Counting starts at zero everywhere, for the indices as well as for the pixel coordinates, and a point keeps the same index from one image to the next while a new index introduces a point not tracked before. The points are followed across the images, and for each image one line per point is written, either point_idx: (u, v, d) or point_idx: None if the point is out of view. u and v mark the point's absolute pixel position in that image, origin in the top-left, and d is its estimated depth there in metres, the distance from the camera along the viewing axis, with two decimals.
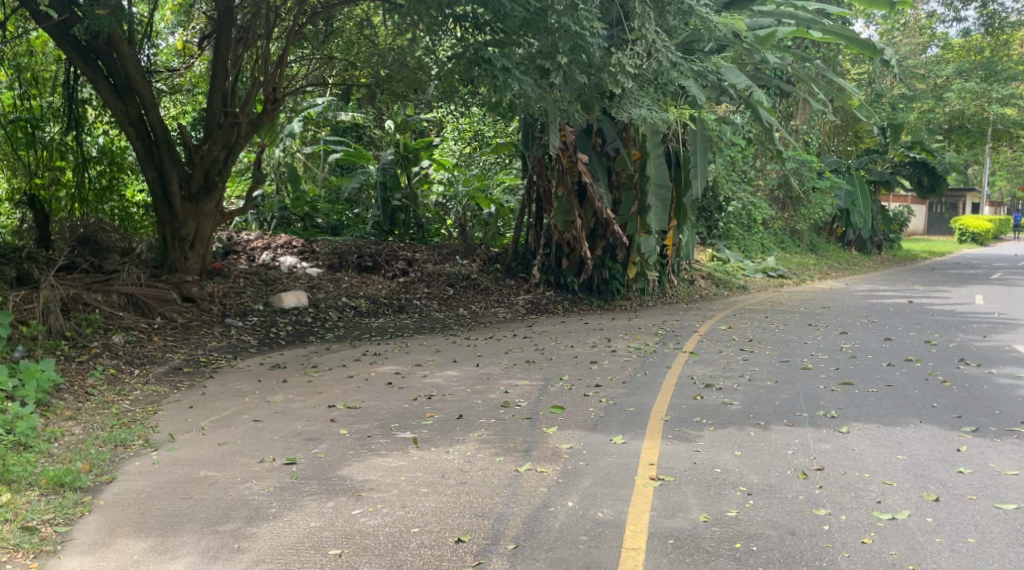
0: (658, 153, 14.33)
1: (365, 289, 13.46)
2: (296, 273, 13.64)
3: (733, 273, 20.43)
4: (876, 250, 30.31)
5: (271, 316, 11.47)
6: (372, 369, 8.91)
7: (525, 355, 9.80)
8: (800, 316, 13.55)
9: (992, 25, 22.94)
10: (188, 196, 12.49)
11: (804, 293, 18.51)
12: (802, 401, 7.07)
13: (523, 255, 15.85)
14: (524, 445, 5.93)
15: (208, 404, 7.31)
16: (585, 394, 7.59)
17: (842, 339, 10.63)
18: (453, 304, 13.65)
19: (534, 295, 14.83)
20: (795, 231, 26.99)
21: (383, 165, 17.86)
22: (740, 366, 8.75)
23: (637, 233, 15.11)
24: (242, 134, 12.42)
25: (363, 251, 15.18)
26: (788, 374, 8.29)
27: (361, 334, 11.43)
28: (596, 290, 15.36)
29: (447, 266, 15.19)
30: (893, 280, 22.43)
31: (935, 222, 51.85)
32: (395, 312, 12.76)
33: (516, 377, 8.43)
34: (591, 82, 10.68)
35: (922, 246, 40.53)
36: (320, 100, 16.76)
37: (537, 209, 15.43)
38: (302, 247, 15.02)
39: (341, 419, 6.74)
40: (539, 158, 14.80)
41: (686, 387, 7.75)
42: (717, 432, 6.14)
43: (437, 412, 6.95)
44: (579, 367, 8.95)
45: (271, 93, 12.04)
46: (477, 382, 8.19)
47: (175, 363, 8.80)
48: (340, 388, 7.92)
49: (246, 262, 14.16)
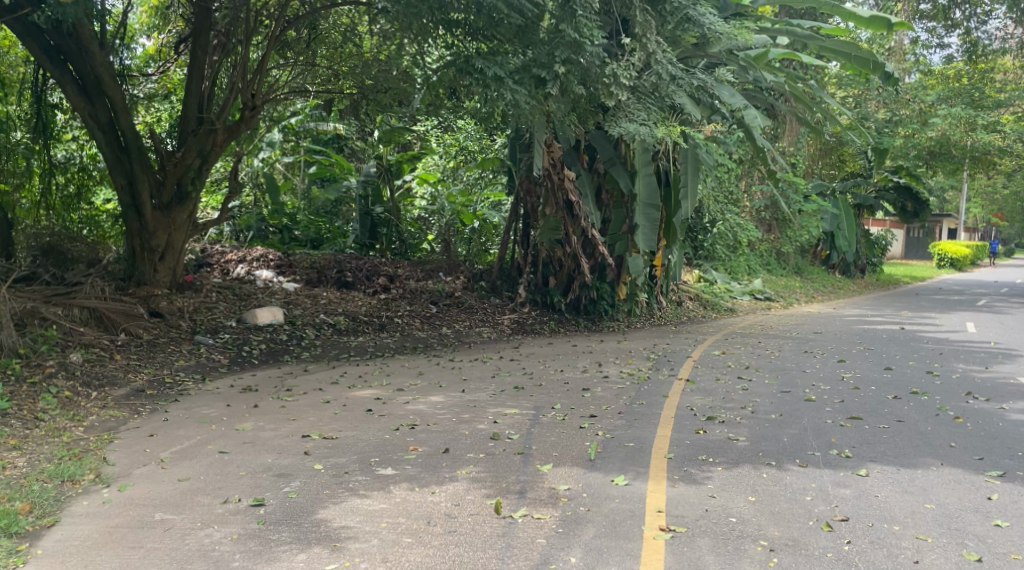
0: (648, 173, 14.04)
1: (344, 305, 12.88)
2: (273, 287, 13.06)
3: (721, 295, 20.07)
4: (860, 274, 30.16)
5: (244, 333, 10.87)
6: (351, 394, 8.35)
7: (513, 380, 9.28)
8: (794, 342, 13.13)
9: (975, 53, 22.82)
10: (159, 206, 11.87)
11: (793, 317, 18.14)
12: (812, 438, 6.60)
13: (509, 273, 15.33)
14: (518, 485, 5.41)
15: (170, 432, 6.75)
16: (580, 425, 7.07)
17: (842, 368, 10.19)
18: (436, 323, 13.11)
19: (520, 315, 14.31)
20: (781, 254, 26.74)
21: (365, 176, 17.41)
22: (740, 397, 8.28)
23: (627, 252, 14.71)
24: (218, 142, 11.85)
25: (343, 265, 14.60)
26: (793, 406, 7.82)
27: (338, 354, 10.85)
28: (583, 310, 14.87)
29: (430, 284, 14.67)
30: (880, 305, 22.16)
31: (913, 247, 52.01)
32: (375, 331, 12.19)
33: (505, 404, 7.90)
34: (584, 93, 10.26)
35: (903, 270, 40.55)
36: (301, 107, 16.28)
37: (524, 226, 14.93)
38: (279, 261, 14.43)
39: (317, 451, 6.19)
40: (527, 174, 14.33)
41: (687, 419, 7.26)
42: (726, 472, 5.65)
43: (421, 444, 6.42)
44: (571, 395, 8.44)
45: (250, 100, 11.47)
46: (464, 410, 7.66)
47: (137, 384, 8.21)
48: (316, 415, 7.36)
49: (219, 275, 13.56)
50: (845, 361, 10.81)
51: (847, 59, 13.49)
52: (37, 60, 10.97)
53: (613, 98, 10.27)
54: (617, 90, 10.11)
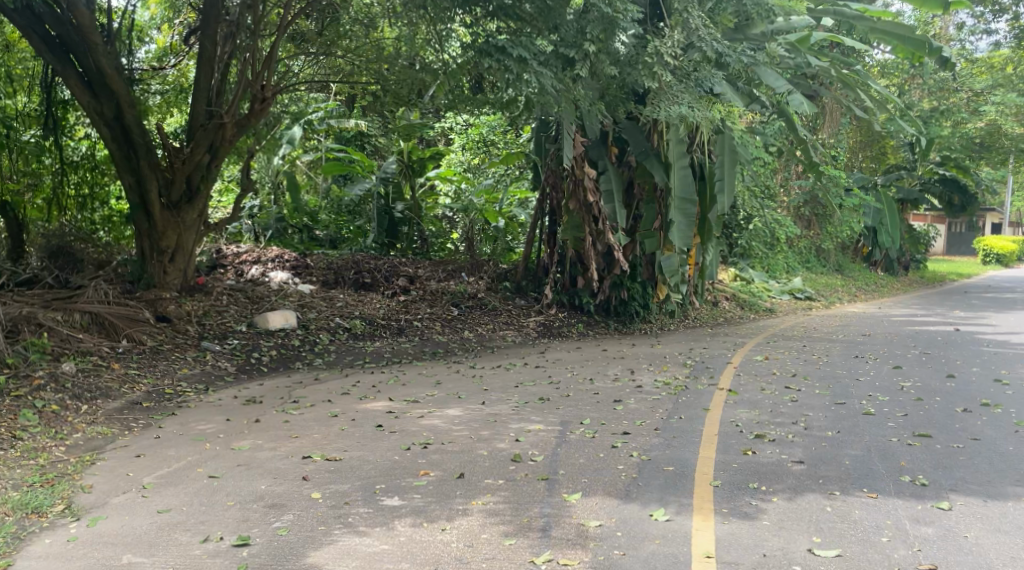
0: (683, 165, 13.21)
1: (362, 308, 12.25)
2: (287, 290, 12.45)
3: (759, 294, 19.26)
4: (902, 270, 29.20)
5: (255, 339, 10.26)
6: (362, 407, 7.69)
7: (537, 390, 8.56)
8: (842, 346, 12.28)
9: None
10: (168, 205, 11.32)
11: (838, 317, 17.24)
12: (878, 461, 5.85)
13: (535, 274, 14.62)
14: (542, 521, 4.70)
15: (159, 452, 6.10)
16: (611, 445, 6.36)
17: (899, 378, 9.38)
18: (458, 326, 12.42)
19: (546, 317, 13.57)
20: (820, 250, 25.77)
21: (382, 174, 16.82)
22: (790, 411, 7.51)
23: (660, 251, 13.96)
24: (227, 137, 11.24)
25: (361, 266, 13.96)
26: (851, 423, 7.07)
27: (353, 362, 10.22)
28: (614, 312, 14.12)
29: (451, 284, 13.97)
30: (928, 304, 21.14)
31: (955, 243, 50.55)
32: (393, 335, 11.54)
33: (529, 419, 7.19)
34: (618, 77, 9.59)
35: (948, 266, 39.30)
36: (324, 104, 15.80)
37: (549, 223, 14.19)
38: (295, 261, 13.85)
39: (316, 476, 5.52)
40: (553, 167, 13.61)
41: (732, 438, 6.51)
42: (783, 504, 4.90)
43: (434, 467, 5.73)
44: (601, 408, 7.71)
45: (260, 92, 10.85)
46: (482, 426, 6.96)
47: (133, 396, 7.58)
48: (321, 432, 6.69)
49: (233, 277, 13.02)
50: (900, 370, 10.00)
51: (901, 42, 12.52)
52: (38, 55, 10.43)
53: (656, 80, 9.51)
54: (660, 70, 9.37)
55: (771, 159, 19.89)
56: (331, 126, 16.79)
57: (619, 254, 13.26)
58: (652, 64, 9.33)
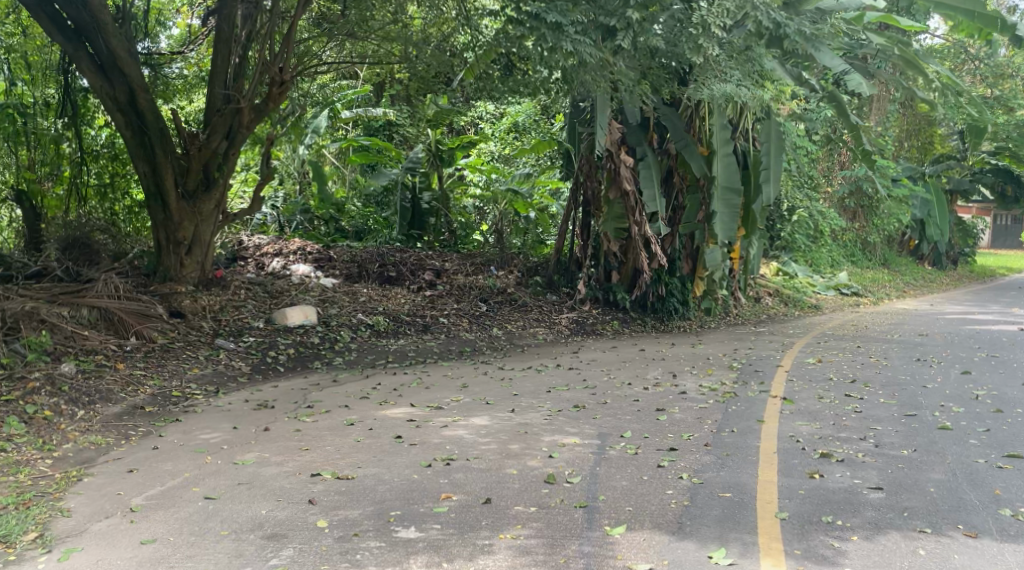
0: (727, 152, 12.37)
1: (386, 304, 11.64)
2: (308, 283, 11.87)
3: (803, 289, 18.38)
4: (950, 264, 28.10)
5: (271, 336, 9.66)
6: (381, 413, 7.05)
7: (571, 396, 7.89)
8: (899, 348, 11.53)
9: None
10: (184, 195, 10.68)
11: (889, 315, 16.35)
12: (968, 490, 5.20)
13: (567, 268, 13.78)
14: (582, 563, 4.06)
15: (154, 466, 5.49)
16: (658, 464, 5.70)
17: (971, 386, 8.66)
18: (486, 323, 11.76)
19: (580, 313, 12.85)
20: (866, 244, 24.75)
21: (409, 163, 16.16)
22: (855, 426, 6.85)
23: (703, 244, 13.22)
24: (245, 121, 10.58)
25: (386, 258, 13.34)
26: (928, 441, 6.39)
27: (375, 361, 9.60)
28: (651, 308, 13.29)
29: (480, 278, 13.29)
30: (982, 301, 20.09)
31: (1001, 237, 48.94)
32: (418, 332, 10.93)
33: (563, 432, 6.52)
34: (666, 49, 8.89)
35: (996, 261, 37.88)
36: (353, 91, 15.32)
37: (583, 215, 13.39)
38: (318, 254, 13.28)
39: (323, 499, 4.87)
40: (588, 155, 12.87)
41: (795, 458, 5.85)
42: (863, 547, 4.21)
43: (458, 490, 5.08)
44: (643, 419, 7.03)
45: (277, 74, 10.13)
46: (511, 439, 6.28)
47: (135, 401, 7.01)
48: (334, 443, 6.04)
49: (253, 270, 12.50)
50: (969, 377, 9.24)
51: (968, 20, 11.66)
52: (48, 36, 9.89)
53: (702, 55, 8.68)
54: (708, 40, 8.61)
55: (815, 148, 19.03)
56: (359, 114, 16.32)
57: (656, 245, 12.62)
58: (698, 36, 8.49)
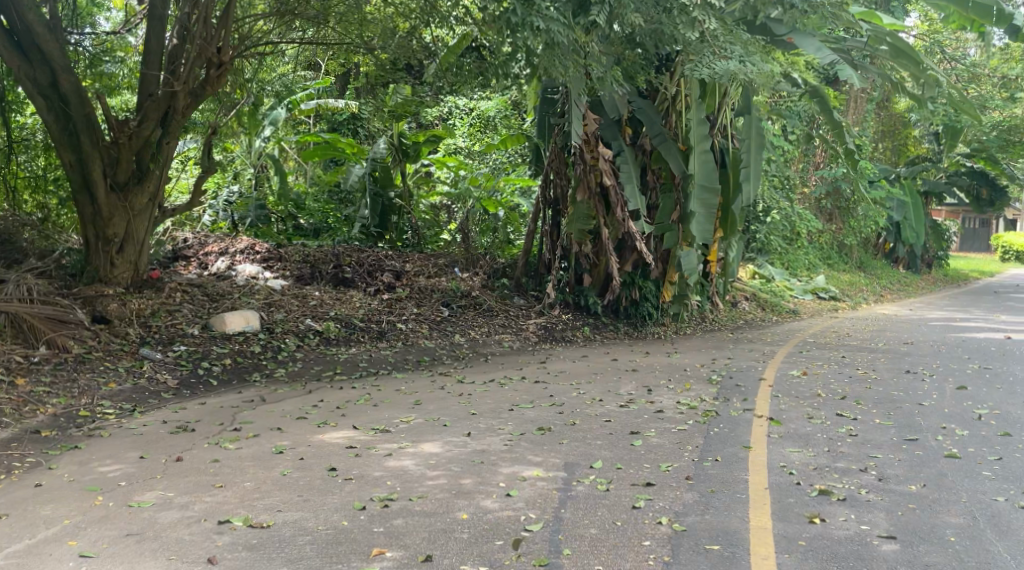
0: (705, 148, 11.66)
1: (339, 308, 10.71)
2: (253, 285, 10.90)
3: (781, 293, 17.75)
4: (925, 268, 27.74)
5: (206, 345, 8.72)
6: (318, 437, 6.15)
7: (537, 416, 7.06)
8: (886, 358, 10.89)
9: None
10: (114, 187, 9.62)
11: (870, 322, 15.76)
12: (994, 539, 4.48)
13: (536, 270, 13.00)
14: None
15: (30, 510, 4.57)
16: (633, 505, 4.88)
17: (970, 404, 7.98)
18: (448, 330, 10.91)
19: (548, 319, 12.02)
20: (842, 246, 24.24)
21: (371, 158, 15.14)
22: (853, 454, 6.11)
23: (677, 245, 12.18)
24: (180, 107, 9.47)
25: (342, 258, 12.40)
26: (936, 474, 5.66)
27: (321, 373, 8.71)
28: (624, 313, 12.64)
29: (443, 281, 12.42)
30: (961, 306, 19.61)
31: (969, 239, 48.98)
32: (372, 340, 10.06)
33: (526, 462, 5.69)
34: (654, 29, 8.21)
35: (966, 263, 37.68)
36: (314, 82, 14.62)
37: (553, 215, 12.53)
38: (267, 253, 12.29)
39: (226, 558, 4.00)
40: (559, 150, 12.05)
41: (790, 496, 5.08)
42: None
43: (396, 542, 4.24)
44: (616, 445, 6.22)
45: (214, 56, 9.10)
46: (465, 471, 5.43)
47: (30, 424, 6.08)
48: (254, 477, 5.14)
49: (195, 270, 11.56)
50: (966, 393, 8.58)
51: (963, 11, 10.92)
52: None
53: (697, 29, 8.09)
54: (700, 12, 7.94)
55: (792, 147, 18.47)
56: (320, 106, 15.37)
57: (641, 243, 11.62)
58: (691, 7, 7.91)
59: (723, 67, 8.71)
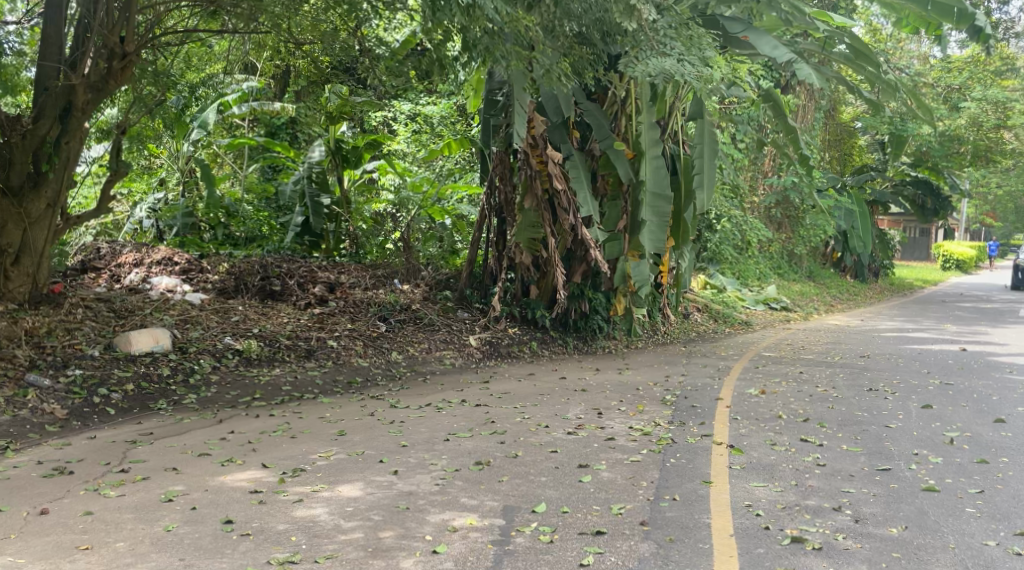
0: (656, 154, 11.15)
1: (263, 324, 9.81)
2: (170, 299, 9.96)
3: (733, 304, 17.32)
4: (872, 277, 27.76)
5: (106, 368, 7.81)
6: (218, 480, 5.34)
7: (474, 446, 6.33)
8: (846, 373, 10.41)
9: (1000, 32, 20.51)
10: (7, 191, 8.63)
11: (824, 333, 15.38)
12: None
13: (481, 280, 12.28)
14: None
15: None
16: (581, 562, 4.19)
17: (939, 425, 7.48)
18: (385, 347, 10.12)
19: (493, 333, 11.25)
20: (792, 256, 23.99)
21: (308, 162, 14.27)
22: (824, 488, 5.48)
23: (625, 256, 11.45)
24: (80, 102, 8.51)
25: (270, 267, 11.45)
26: (917, 512, 5.07)
27: (238, 399, 7.84)
28: (573, 327, 11.93)
29: (381, 293, 11.60)
30: (911, 316, 19.43)
31: (910, 248, 49.74)
32: (299, 359, 9.22)
33: (458, 506, 4.97)
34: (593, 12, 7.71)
35: (910, 272, 38.04)
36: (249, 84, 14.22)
37: (498, 223, 11.82)
38: (186, 264, 11.40)
39: None
40: (502, 154, 11.39)
41: (760, 546, 4.44)
42: None
43: None
44: (563, 482, 5.52)
45: (117, 46, 8.19)
46: (386, 521, 4.68)
47: None
48: (131, 536, 4.34)
49: (105, 283, 10.59)
50: (933, 412, 8.09)
51: (922, 10, 10.58)
52: None
53: (635, 19, 7.62)
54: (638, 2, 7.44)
55: (741, 154, 18.09)
56: (255, 107, 14.77)
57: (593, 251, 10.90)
58: None
59: (660, 65, 8.47)
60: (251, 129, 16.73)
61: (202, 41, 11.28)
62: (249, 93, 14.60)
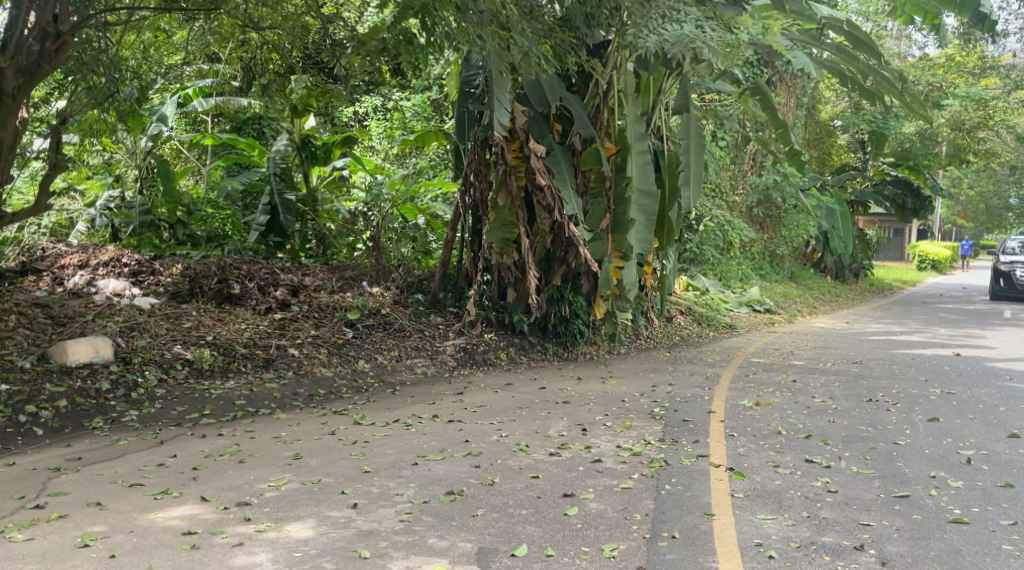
0: (643, 149, 10.52)
1: (218, 332, 9.02)
2: (117, 304, 9.19)
3: (716, 306, 16.78)
4: (852, 278, 27.43)
5: (37, 381, 7.04)
6: (147, 518, 4.63)
7: (446, 472, 5.64)
8: (842, 381, 9.83)
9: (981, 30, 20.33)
10: None
11: (810, 336, 14.87)
12: None
13: (455, 282, 11.62)
14: None
15: None
16: None
17: (952, 442, 6.89)
18: (351, 355, 9.39)
19: (468, 339, 10.55)
20: (774, 256, 23.49)
21: (272, 158, 13.24)
22: (840, 520, 4.87)
23: (608, 258, 10.63)
24: (11, 88, 7.79)
25: (228, 270, 10.66)
26: (949, 551, 4.48)
27: (185, 415, 7.10)
28: (552, 331, 11.33)
29: (348, 297, 10.86)
30: (897, 317, 19.01)
31: (885, 247, 49.80)
32: (256, 370, 8.47)
33: (426, 550, 4.30)
34: None
35: (887, 272, 37.88)
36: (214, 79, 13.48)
37: (473, 222, 11.15)
38: (136, 266, 10.62)
39: None
40: (478, 148, 10.69)
41: None
42: None
43: None
44: (547, 517, 4.85)
45: (50, 25, 7.52)
46: None
47: None
48: None
49: (46, 287, 9.78)
50: (941, 426, 7.51)
51: None
52: None
53: None
54: None
55: (723, 153, 17.55)
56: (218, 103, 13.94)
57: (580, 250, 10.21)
58: None
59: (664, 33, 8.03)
60: (216, 124, 15.98)
61: (158, 26, 10.48)
62: (214, 88, 13.82)
